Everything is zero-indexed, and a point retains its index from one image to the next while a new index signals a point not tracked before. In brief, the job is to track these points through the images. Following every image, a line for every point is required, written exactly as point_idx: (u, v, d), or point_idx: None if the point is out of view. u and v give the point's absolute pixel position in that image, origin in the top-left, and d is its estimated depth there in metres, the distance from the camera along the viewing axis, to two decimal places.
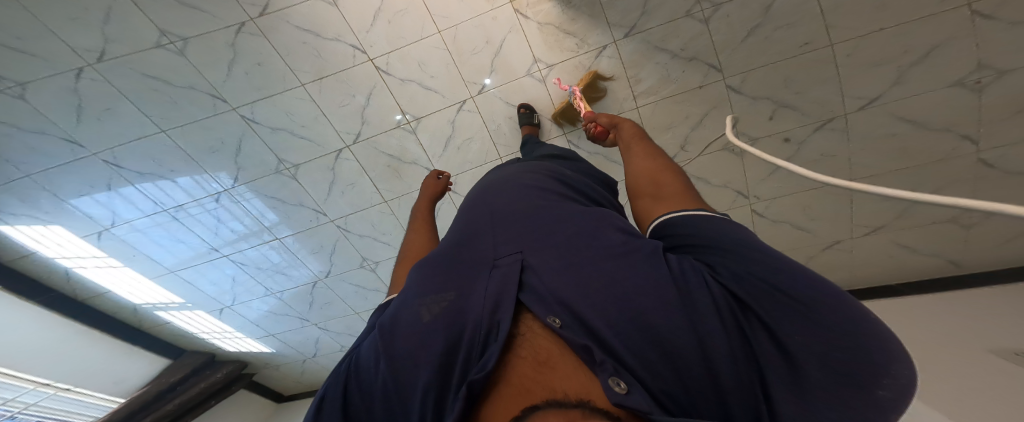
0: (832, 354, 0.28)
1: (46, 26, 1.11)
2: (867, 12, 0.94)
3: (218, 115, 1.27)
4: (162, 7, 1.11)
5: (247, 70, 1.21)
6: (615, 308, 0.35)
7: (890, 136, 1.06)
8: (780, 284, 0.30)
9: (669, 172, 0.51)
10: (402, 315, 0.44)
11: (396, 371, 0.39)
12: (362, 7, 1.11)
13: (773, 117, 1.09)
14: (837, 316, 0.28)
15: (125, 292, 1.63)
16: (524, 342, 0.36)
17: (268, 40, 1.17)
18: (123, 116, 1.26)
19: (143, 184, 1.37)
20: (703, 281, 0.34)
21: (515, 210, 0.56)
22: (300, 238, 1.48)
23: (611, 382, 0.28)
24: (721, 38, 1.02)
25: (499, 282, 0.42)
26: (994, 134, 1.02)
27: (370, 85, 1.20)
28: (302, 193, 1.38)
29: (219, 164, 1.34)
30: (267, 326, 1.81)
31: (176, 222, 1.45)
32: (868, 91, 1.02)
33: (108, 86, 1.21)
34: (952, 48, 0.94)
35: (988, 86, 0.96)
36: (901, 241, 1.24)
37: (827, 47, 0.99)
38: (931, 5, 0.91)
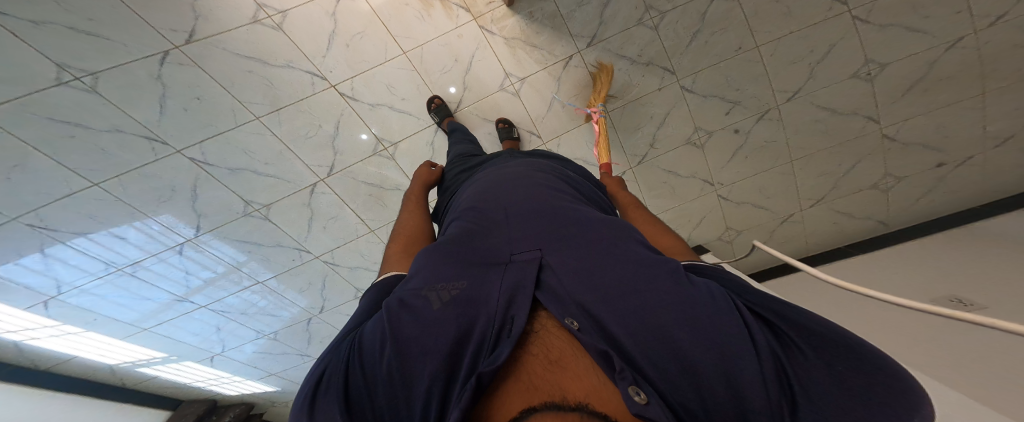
0: (876, 397, 0.30)
1: None
2: (779, 16, 1.13)
3: (161, 160, 1.15)
4: (54, 37, 0.98)
5: (185, 105, 1.10)
6: (637, 319, 0.38)
7: (814, 122, 1.25)
8: (818, 323, 0.35)
9: (667, 235, 0.63)
10: (409, 299, 0.46)
11: (400, 357, 0.40)
12: (316, 33, 1.07)
13: (728, 112, 1.25)
14: (875, 363, 0.31)
15: (95, 355, 1.46)
16: (535, 339, 0.41)
17: (204, 69, 1.07)
18: (40, 173, 1.09)
19: (82, 244, 1.21)
20: (734, 301, 0.38)
21: (528, 212, 0.61)
22: (284, 278, 1.42)
23: (631, 392, 0.32)
24: (670, 43, 1.16)
25: (513, 277, 0.48)
26: (891, 113, 1.22)
27: (336, 114, 1.16)
28: (279, 233, 1.32)
29: (177, 217, 1.23)
30: (263, 365, 1.72)
31: (135, 278, 1.31)
32: (791, 85, 1.21)
33: (12, 138, 1.04)
34: (844, 46, 1.15)
35: (876, 76, 1.18)
36: (838, 208, 1.37)
37: (754, 48, 1.16)
38: (823, 12, 1.12)
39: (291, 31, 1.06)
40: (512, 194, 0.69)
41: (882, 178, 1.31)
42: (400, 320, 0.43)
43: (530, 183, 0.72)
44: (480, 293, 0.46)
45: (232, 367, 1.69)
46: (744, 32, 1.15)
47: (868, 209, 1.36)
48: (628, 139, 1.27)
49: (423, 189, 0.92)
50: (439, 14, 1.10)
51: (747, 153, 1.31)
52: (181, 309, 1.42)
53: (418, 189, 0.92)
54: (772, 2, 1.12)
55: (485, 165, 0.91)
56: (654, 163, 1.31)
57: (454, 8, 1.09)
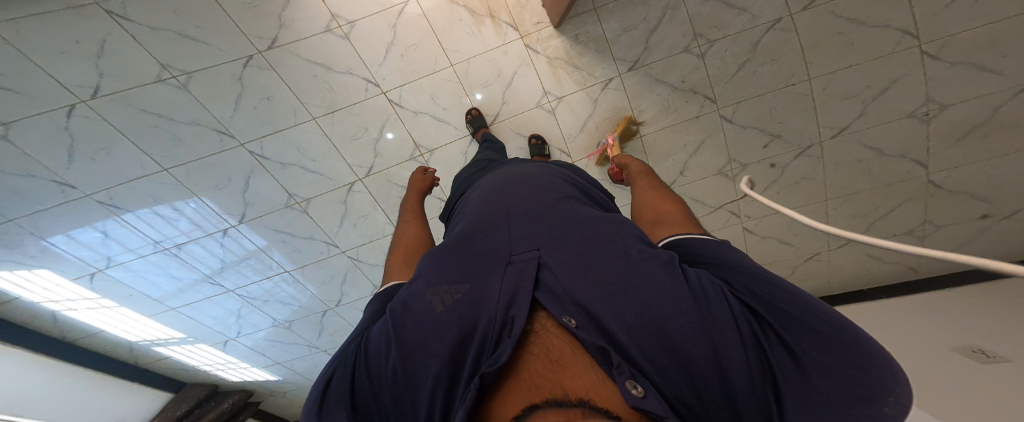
0: (846, 373, 0.33)
1: (35, 63, 1.10)
2: (838, 50, 1.11)
3: (225, 151, 1.27)
4: (163, 39, 1.13)
5: (255, 103, 1.23)
6: (633, 314, 0.40)
7: (857, 162, 1.21)
8: (795, 306, 0.37)
9: (669, 202, 0.64)
10: (413, 302, 0.48)
11: (407, 360, 0.42)
12: (376, 43, 1.16)
13: (766, 145, 1.22)
14: (845, 336, 0.34)
15: (119, 330, 1.55)
16: (536, 339, 0.41)
17: (277, 73, 1.20)
18: (121, 155, 1.24)
19: (138, 222, 1.33)
20: (725, 296, 0.39)
21: (530, 213, 0.62)
22: (309, 270, 1.47)
23: (628, 386, 0.34)
24: (716, 71, 1.16)
25: (514, 278, 0.47)
26: (940, 160, 1.17)
27: (382, 119, 1.24)
28: (313, 226, 1.38)
29: (226, 205, 1.33)
30: (273, 354, 1.74)
31: (175, 259, 1.41)
32: (839, 121, 1.17)
33: (104, 123, 1.19)
34: (907, 82, 1.10)
35: (934, 117, 1.12)
36: (868, 250, 1.36)
37: (806, 81, 1.14)
38: (891, 44, 1.07)
39: (357, 40, 1.16)
40: (517, 196, 0.69)
41: (920, 224, 1.27)
42: (406, 324, 0.45)
43: (535, 186, 0.73)
44: (481, 292, 0.46)
45: (244, 354, 1.73)
46: (796, 64, 1.13)
47: (901, 254, 1.34)
48: (659, 165, 1.27)
49: (419, 198, 0.96)
50: (489, 30, 1.17)
51: (781, 188, 1.28)
52: (205, 292, 1.50)
53: (415, 197, 0.98)
54: (835, 34, 1.09)
55: (497, 166, 0.94)
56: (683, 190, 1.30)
57: (504, 25, 1.16)
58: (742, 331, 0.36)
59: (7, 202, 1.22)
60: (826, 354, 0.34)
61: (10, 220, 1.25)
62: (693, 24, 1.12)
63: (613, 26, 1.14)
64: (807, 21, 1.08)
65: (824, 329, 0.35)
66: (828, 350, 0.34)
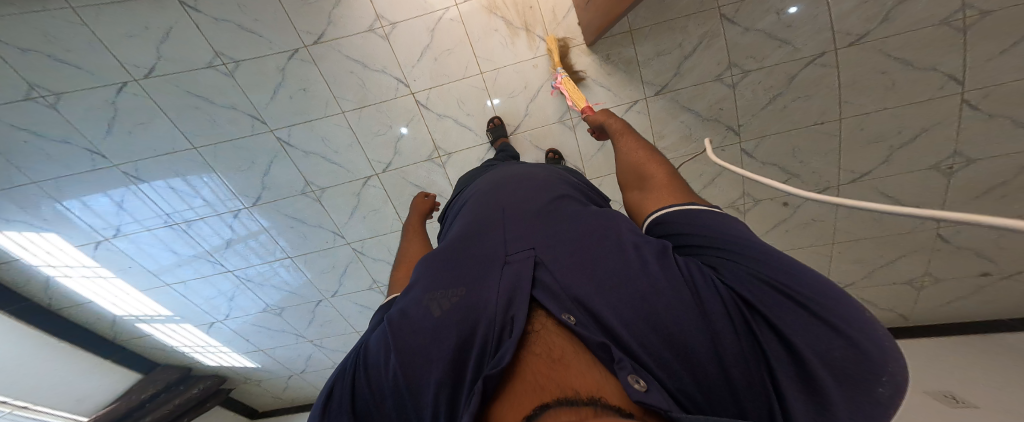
0: (834, 352, 0.33)
1: (97, 38, 1.18)
2: (880, 91, 1.09)
3: (254, 136, 1.31)
4: (223, 32, 1.22)
5: (292, 94, 1.28)
6: (630, 308, 0.40)
7: (873, 209, 1.20)
8: (783, 287, 0.36)
9: (655, 163, 0.62)
10: (411, 311, 0.47)
11: (406, 367, 0.42)
12: (412, 46, 1.21)
13: (784, 183, 1.23)
14: (836, 313, 0.34)
15: (108, 303, 1.53)
16: (537, 339, 0.40)
17: (317, 67, 1.26)
18: (157, 130, 1.29)
19: (155, 196, 1.36)
20: (718, 290, 0.38)
21: (527, 213, 0.62)
22: (311, 258, 1.45)
23: (631, 380, 0.33)
24: (745, 103, 1.16)
25: (510, 279, 0.47)
26: (954, 214, 1.17)
27: (408, 117, 1.27)
28: (323, 216, 1.38)
29: (244, 185, 1.35)
30: (256, 340, 1.68)
31: (181, 234, 1.42)
32: (860, 167, 1.17)
33: (148, 100, 1.26)
34: (942, 131, 1.08)
35: (958, 172, 1.11)
36: (866, 297, 1.35)
37: (837, 120, 1.13)
38: (932, 90, 1.05)
39: (395, 42, 1.21)
40: (513, 198, 0.70)
41: (920, 275, 1.26)
42: (404, 331, 0.45)
43: (529, 187, 0.74)
44: (477, 293, 0.46)
45: (228, 339, 1.67)
46: (831, 102, 1.12)
47: (895, 302, 1.34)
48: None
49: (421, 219, 0.96)
50: (523, 43, 1.20)
51: (790, 226, 1.28)
52: (201, 272, 1.49)
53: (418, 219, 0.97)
54: (878, 74, 1.07)
55: (495, 167, 1.00)
56: None
57: (537, 40, 1.20)
58: (734, 320, 0.36)
59: (38, 166, 1.28)
60: (820, 337, 0.34)
61: (33, 181, 1.30)
62: (728, 53, 1.12)
63: (646, 49, 1.15)
64: (854, 57, 1.07)
65: (810, 310, 0.35)
66: (823, 332, 0.34)
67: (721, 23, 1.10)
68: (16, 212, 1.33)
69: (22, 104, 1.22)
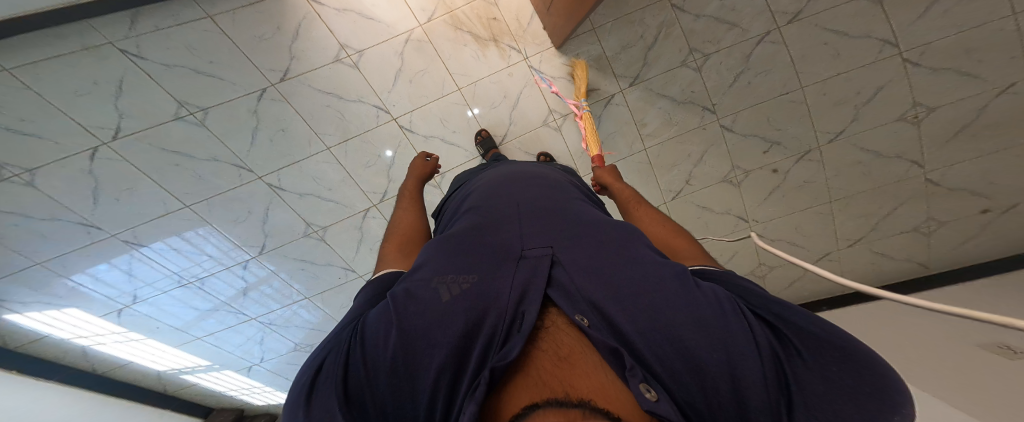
0: (856, 388, 0.37)
1: (52, 104, 1.12)
2: (827, 60, 1.11)
3: (245, 185, 1.30)
4: (177, 76, 1.16)
5: (271, 136, 1.26)
6: (647, 318, 0.44)
7: (857, 164, 1.22)
8: (811, 321, 0.41)
9: (681, 237, 0.64)
10: (418, 294, 0.50)
11: (408, 347, 0.44)
12: (385, 69, 1.18)
13: (766, 151, 1.23)
14: (862, 355, 0.38)
15: (148, 361, 1.60)
16: (546, 337, 0.45)
17: (290, 104, 1.22)
18: (145, 194, 1.28)
19: (162, 258, 1.37)
20: (739, 308, 0.44)
21: (541, 217, 0.69)
22: (328, 296, 1.50)
23: (643, 390, 0.38)
24: (712, 84, 1.17)
25: (525, 274, 0.54)
26: (937, 158, 1.17)
27: (394, 143, 1.25)
28: (331, 253, 1.41)
29: (246, 237, 1.36)
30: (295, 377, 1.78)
31: (198, 292, 1.46)
32: (834, 126, 1.18)
33: (125, 163, 1.23)
34: (891, 90, 1.11)
35: (924, 119, 1.13)
36: (877, 248, 1.33)
37: (799, 90, 1.15)
38: (873, 54, 1.08)
39: (366, 69, 1.18)
40: (524, 200, 0.78)
41: (924, 221, 1.25)
42: (410, 312, 0.47)
43: (540, 194, 0.81)
44: (491, 287, 0.51)
45: (268, 378, 1.77)
46: (788, 74, 1.14)
47: (909, 251, 1.30)
48: (664, 176, 1.28)
49: (418, 183, 0.99)
50: (494, 54, 1.19)
51: (787, 190, 1.29)
52: (228, 323, 1.54)
53: (413, 183, 1.02)
54: (821, 45, 1.09)
55: (495, 164, 1.07)
56: (687, 198, 1.31)
57: (508, 49, 1.19)
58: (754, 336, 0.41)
59: (38, 246, 1.27)
60: (831, 373, 0.39)
61: (39, 262, 1.29)
62: (687, 40, 1.13)
63: (612, 44, 1.15)
64: (795, 33, 1.09)
65: (838, 348, 0.39)
66: (834, 367, 0.39)
67: (672, 12, 1.10)
68: (28, 293, 1.33)
69: None
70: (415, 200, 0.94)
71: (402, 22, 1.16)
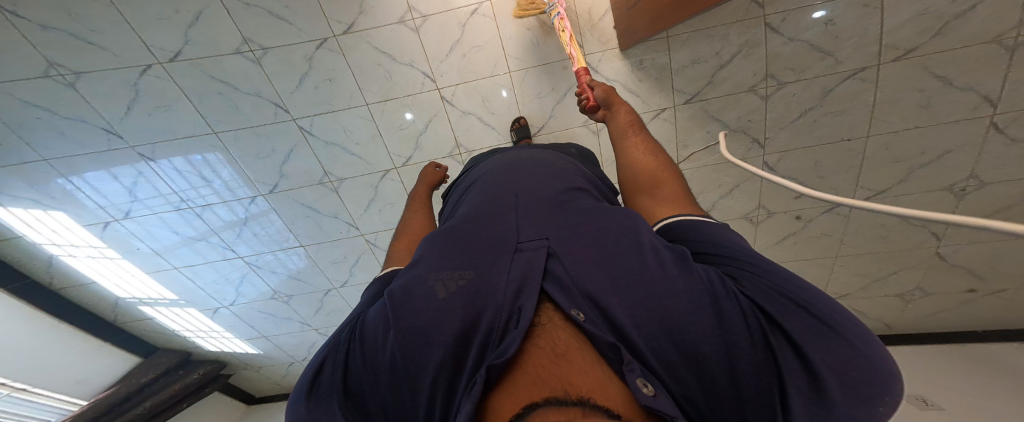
0: (855, 373, 0.38)
1: (126, 21, 1.15)
2: (912, 110, 1.08)
3: (279, 124, 1.30)
4: (251, 16, 1.16)
5: (317, 84, 1.24)
6: (643, 312, 0.46)
7: (880, 225, 1.28)
8: (808, 304, 0.41)
9: (666, 171, 0.68)
10: (414, 290, 0.55)
11: (407, 344, 0.49)
12: (443, 39, 1.15)
13: (799, 196, 1.27)
14: (856, 332, 0.40)
15: (112, 284, 1.55)
16: (543, 334, 0.48)
17: (346, 58, 1.20)
18: (178, 115, 1.28)
19: (172, 177, 1.36)
20: (742, 302, 0.43)
21: (544, 207, 0.70)
22: (324, 247, 1.48)
23: (641, 385, 0.40)
24: (776, 116, 1.15)
25: (521, 268, 0.56)
26: (958, 235, 1.24)
27: (430, 116, 1.24)
28: (339, 206, 1.39)
29: (262, 173, 1.35)
30: (261, 327, 1.70)
31: (197, 219, 1.43)
32: (877, 185, 1.21)
33: (171, 84, 1.24)
34: (960, 154, 1.12)
35: (970, 193, 1.16)
36: (859, 308, 1.49)
37: (864, 138, 1.14)
38: (964, 111, 1.06)
39: (426, 33, 1.14)
40: (528, 186, 0.79)
41: (910, 290, 1.39)
42: (408, 311, 0.52)
43: (545, 179, 0.81)
44: (487, 283, 0.54)
45: (231, 323, 1.70)
46: (865, 116, 1.12)
47: (885, 312, 1.47)
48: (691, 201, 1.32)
49: (428, 190, 1.03)
50: (554, 43, 1.15)
51: (799, 239, 1.37)
52: (208, 258, 1.51)
53: (423, 189, 1.04)
54: (914, 91, 1.06)
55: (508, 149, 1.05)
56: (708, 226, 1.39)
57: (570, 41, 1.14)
58: (756, 330, 0.41)
59: (51, 142, 1.28)
60: (839, 356, 0.38)
61: (44, 158, 1.29)
62: (766, 64, 1.08)
63: (682, 56, 1.11)
64: (895, 72, 1.05)
65: (833, 332, 0.39)
66: (843, 347, 0.39)
67: (764, 32, 1.05)
68: (22, 188, 1.33)
69: (39, 82, 1.20)
70: (427, 204, 0.98)
71: None
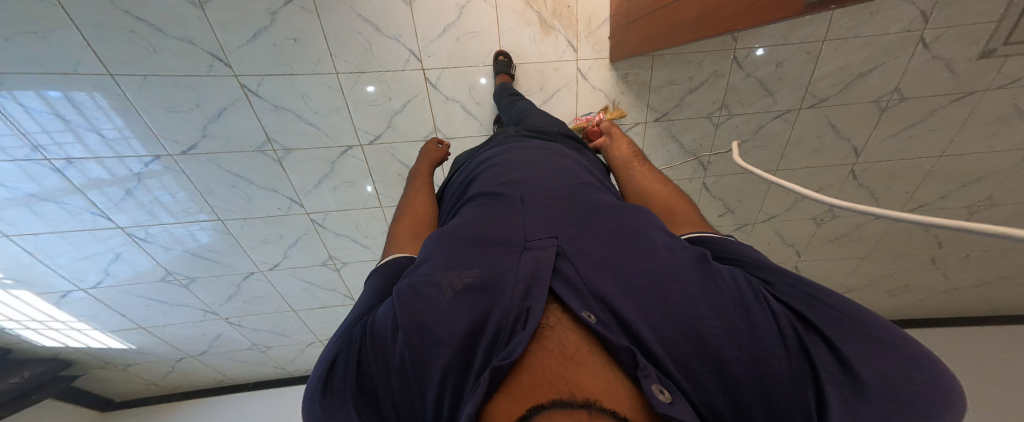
0: (904, 385, 0.35)
1: None
2: (808, 152, 1.28)
3: (214, 78, 1.07)
4: None
5: (276, 42, 1.06)
6: (662, 314, 0.43)
7: (766, 243, 1.47)
8: (848, 312, 0.39)
9: (680, 199, 0.67)
10: (421, 287, 0.52)
11: (414, 345, 0.46)
12: (435, 18, 1.09)
13: (721, 215, 1.42)
14: (902, 344, 0.38)
15: None
16: (549, 336, 0.44)
17: (319, 19, 1.05)
18: (59, 46, 0.98)
19: (21, 119, 1.02)
20: (772, 306, 0.41)
21: (546, 199, 0.66)
22: (251, 225, 1.24)
23: (659, 391, 0.37)
24: (720, 143, 1.29)
25: (529, 265, 0.52)
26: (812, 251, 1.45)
27: (407, 96, 1.15)
28: (281, 179, 1.19)
29: (174, 129, 1.10)
30: (137, 316, 1.35)
31: (63, 179, 1.09)
32: (772, 209, 1.39)
33: (56, 10, 0.95)
34: (827, 192, 1.33)
35: (824, 221, 1.37)
36: None
37: (771, 170, 1.31)
38: (839, 158, 1.27)
39: (418, 9, 1.07)
40: (527, 178, 0.73)
41: None
42: (414, 309, 0.48)
43: (545, 171, 0.75)
44: (496, 282, 0.50)
45: (88, 311, 1.31)
46: (778, 153, 1.29)
47: None
48: None
49: (430, 168, 0.99)
50: (550, 42, 1.17)
51: None
52: (54, 226, 1.15)
53: (423, 168, 1.00)
54: (814, 136, 1.25)
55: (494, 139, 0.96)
56: None
57: (563, 42, 1.17)
58: (785, 335, 0.39)
59: None
60: (885, 364, 0.36)
61: None
62: (724, 94, 1.22)
63: (661, 76, 1.20)
64: (808, 117, 1.22)
65: (877, 340, 0.38)
66: (883, 355, 0.37)
67: (731, 64, 1.18)
68: None
69: None
70: (428, 180, 0.95)
71: None
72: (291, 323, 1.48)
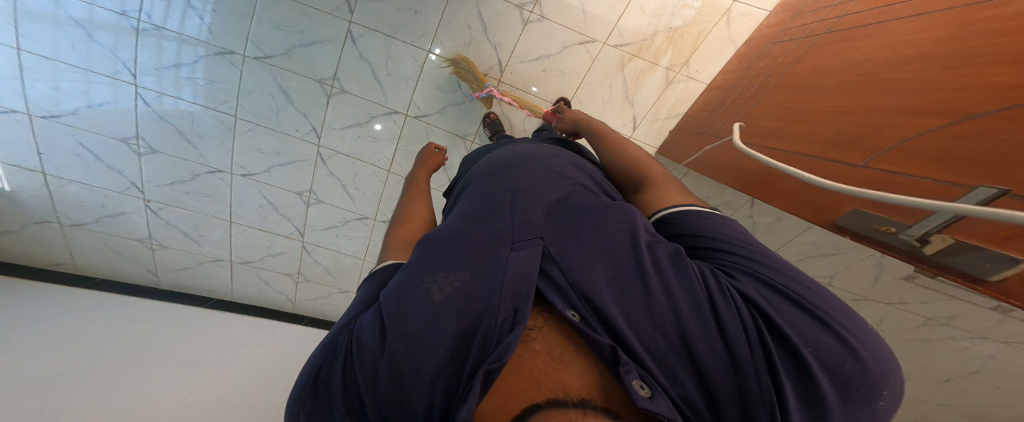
0: (849, 366, 0.31)
1: None
2: None
3: (333, 19, 1.06)
4: None
5: (400, 8, 1.07)
6: (647, 320, 0.36)
7: None
8: (797, 291, 0.35)
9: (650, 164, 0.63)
10: (406, 293, 0.41)
11: (395, 354, 0.37)
12: (537, 46, 1.15)
13: None
14: (848, 319, 0.34)
15: None
16: (535, 335, 0.38)
17: (445, 5, 1.07)
18: None
19: None
20: (733, 301, 0.35)
21: (541, 191, 0.54)
22: (259, 132, 1.17)
23: (637, 386, 0.33)
24: None
25: (516, 272, 0.40)
26: None
27: (472, 96, 1.17)
28: (318, 110, 1.15)
29: (261, 38, 1.07)
30: (52, 160, 1.17)
31: (124, 31, 1.04)
32: None
33: None
34: None
35: None
36: None
37: None
38: None
39: (528, 32, 1.13)
40: (525, 174, 0.59)
41: None
42: (405, 316, 0.39)
43: (547, 171, 0.60)
44: (484, 288, 0.39)
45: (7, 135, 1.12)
46: None
47: None
48: None
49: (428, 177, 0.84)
50: (616, 110, 1.26)
51: None
52: (62, 55, 1.05)
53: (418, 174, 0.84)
54: None
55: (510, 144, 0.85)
56: None
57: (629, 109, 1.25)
58: (748, 325, 0.33)
59: None
60: (829, 346, 0.32)
61: None
62: None
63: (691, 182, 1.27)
64: None
65: (821, 313, 0.33)
66: (832, 333, 0.32)
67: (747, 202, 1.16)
68: None
69: None
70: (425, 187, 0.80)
71: (596, 29, 1.14)
72: (215, 233, 1.34)
